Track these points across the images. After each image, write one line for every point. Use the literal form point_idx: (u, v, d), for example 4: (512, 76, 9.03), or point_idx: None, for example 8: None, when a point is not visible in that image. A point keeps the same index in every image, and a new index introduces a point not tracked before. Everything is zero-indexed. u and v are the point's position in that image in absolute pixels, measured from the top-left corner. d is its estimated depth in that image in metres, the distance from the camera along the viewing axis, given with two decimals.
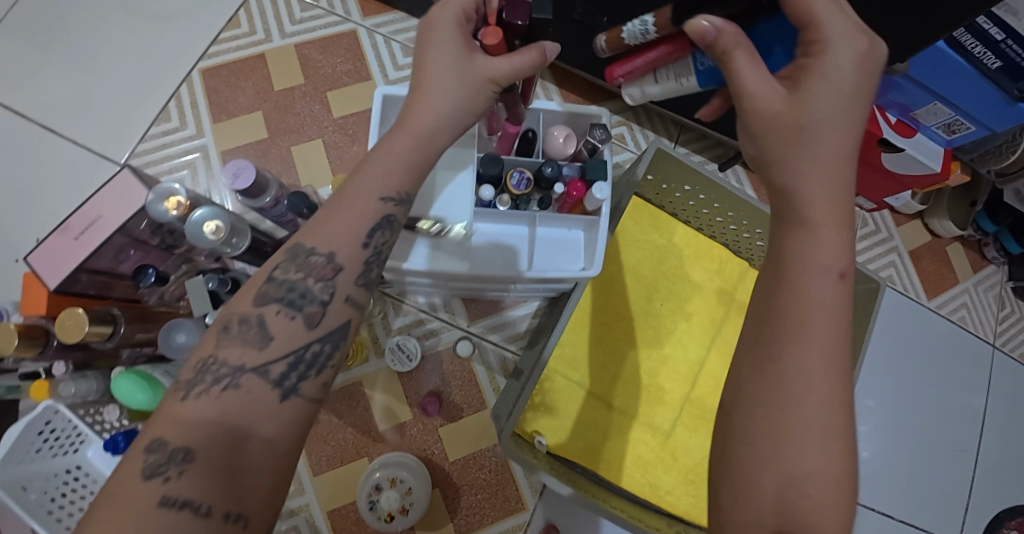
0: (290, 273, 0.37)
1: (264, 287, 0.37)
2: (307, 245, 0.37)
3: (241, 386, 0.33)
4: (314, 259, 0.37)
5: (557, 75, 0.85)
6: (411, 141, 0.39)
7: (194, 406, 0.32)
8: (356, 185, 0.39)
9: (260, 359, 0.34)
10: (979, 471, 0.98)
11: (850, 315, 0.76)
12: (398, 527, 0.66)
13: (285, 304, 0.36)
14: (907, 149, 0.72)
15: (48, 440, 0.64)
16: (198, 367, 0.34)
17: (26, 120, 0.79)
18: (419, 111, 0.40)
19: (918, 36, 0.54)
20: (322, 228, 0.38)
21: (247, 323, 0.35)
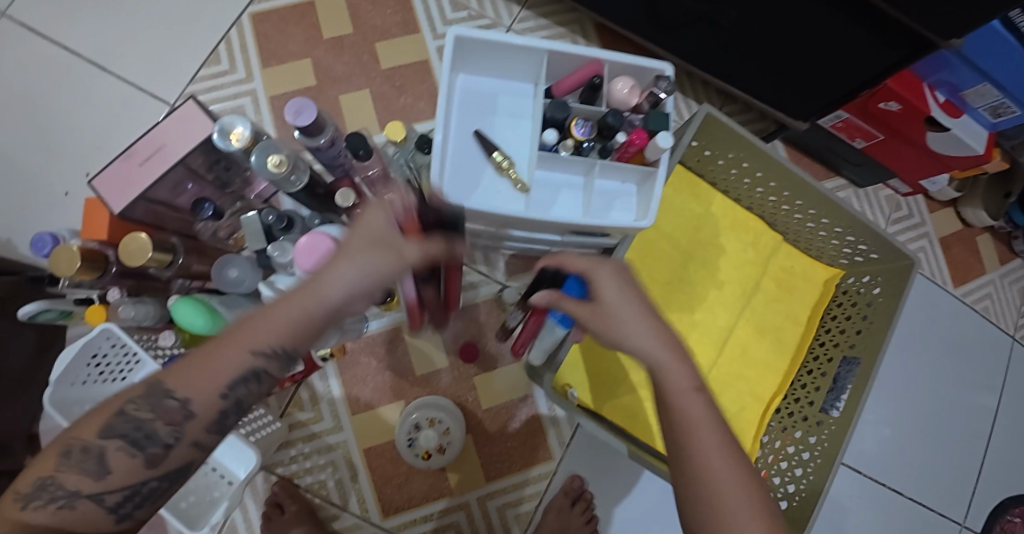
0: (141, 411, 0.35)
1: (108, 421, 0.34)
2: (157, 385, 0.35)
3: (76, 508, 0.33)
4: (166, 404, 0.35)
5: (604, 39, 0.86)
6: (300, 316, 0.37)
7: (30, 514, 0.32)
8: (216, 348, 0.36)
9: (97, 487, 0.34)
10: (989, 458, 1.00)
11: (880, 291, 0.76)
12: (434, 465, 0.71)
13: (127, 439, 0.34)
14: (952, 128, 0.71)
15: (97, 370, 0.67)
16: (35, 482, 0.33)
17: (77, 57, 0.81)
18: (319, 288, 0.37)
19: (970, 17, 0.52)
20: (180, 376, 0.35)
21: (87, 451, 0.34)
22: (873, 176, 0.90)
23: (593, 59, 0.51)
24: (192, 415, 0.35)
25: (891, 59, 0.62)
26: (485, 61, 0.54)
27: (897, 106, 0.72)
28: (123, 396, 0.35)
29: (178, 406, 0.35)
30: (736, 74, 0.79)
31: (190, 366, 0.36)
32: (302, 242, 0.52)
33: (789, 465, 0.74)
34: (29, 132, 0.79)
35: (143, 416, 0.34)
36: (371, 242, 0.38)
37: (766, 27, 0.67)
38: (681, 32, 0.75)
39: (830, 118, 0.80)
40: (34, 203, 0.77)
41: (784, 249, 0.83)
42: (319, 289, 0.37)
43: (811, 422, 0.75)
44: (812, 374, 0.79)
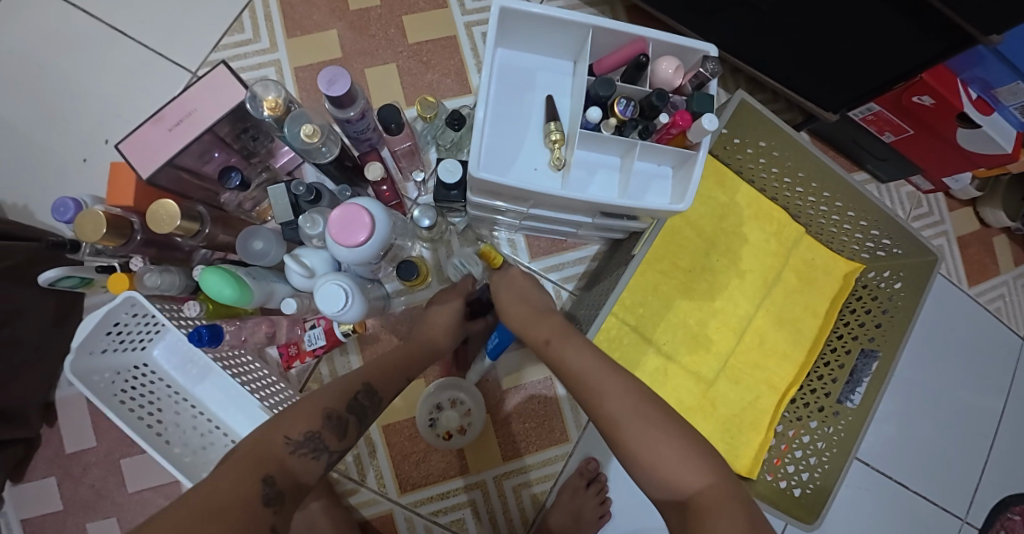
0: (368, 397, 0.50)
1: (350, 401, 0.48)
2: (370, 385, 0.51)
3: (315, 458, 0.44)
4: (377, 397, 0.51)
5: (634, 22, 0.85)
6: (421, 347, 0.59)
7: (301, 461, 0.43)
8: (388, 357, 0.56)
9: (339, 444, 0.46)
10: (994, 457, 1.01)
11: (902, 285, 0.76)
12: (454, 445, 0.72)
13: (358, 419, 0.48)
14: (983, 126, 0.70)
15: (116, 339, 0.66)
16: (307, 433, 0.44)
17: (97, 21, 0.79)
18: (433, 331, 0.61)
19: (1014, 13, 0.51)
20: (376, 379, 0.52)
21: (340, 418, 0.47)
22: (898, 170, 0.89)
23: (637, 37, 0.51)
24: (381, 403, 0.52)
25: (930, 52, 0.62)
26: (527, 34, 0.53)
27: (930, 101, 0.71)
28: (352, 386, 0.50)
29: (377, 399, 0.51)
30: (769, 61, 0.78)
31: (372, 371, 0.53)
32: (337, 214, 0.53)
33: (803, 454, 0.75)
34: (47, 96, 0.77)
35: (367, 402, 0.50)
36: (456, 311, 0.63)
37: (804, 15, 0.66)
38: (715, 16, 0.74)
39: (861, 111, 0.79)
40: (51, 168, 0.76)
41: (806, 241, 0.83)
42: (434, 331, 0.61)
43: (827, 413, 0.76)
44: (829, 366, 0.80)
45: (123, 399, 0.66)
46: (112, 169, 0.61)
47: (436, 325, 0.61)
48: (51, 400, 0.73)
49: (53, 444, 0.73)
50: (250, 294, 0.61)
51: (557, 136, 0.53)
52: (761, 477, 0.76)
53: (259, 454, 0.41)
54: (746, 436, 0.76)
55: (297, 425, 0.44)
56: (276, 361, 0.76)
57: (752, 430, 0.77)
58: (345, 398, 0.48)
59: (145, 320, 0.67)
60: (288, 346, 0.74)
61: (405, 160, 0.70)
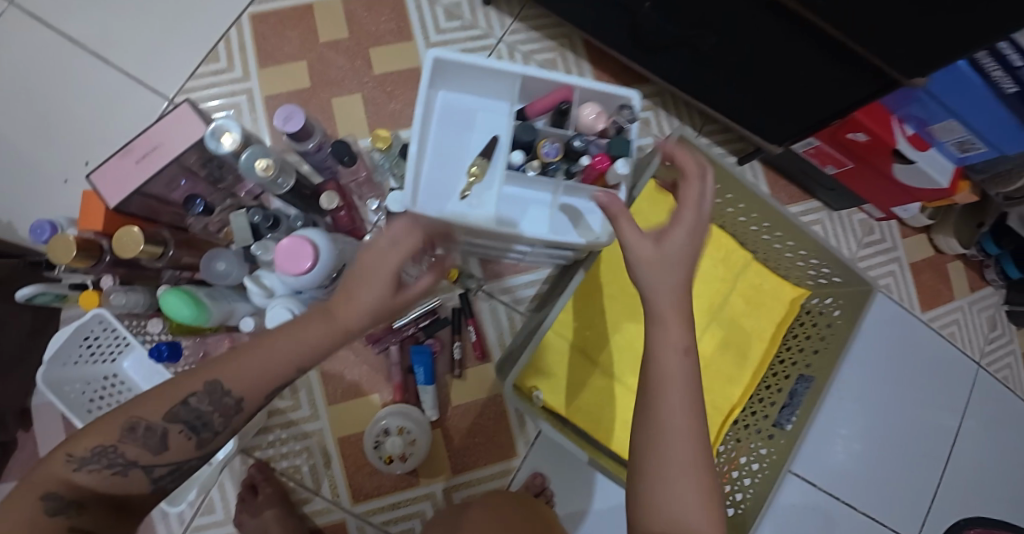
0: (201, 404, 0.42)
1: (174, 408, 0.42)
2: (217, 384, 0.42)
3: (126, 474, 0.42)
4: (223, 401, 0.42)
5: (592, 56, 0.88)
6: (331, 328, 0.43)
7: (80, 476, 0.40)
8: (270, 349, 0.43)
9: (151, 460, 0.42)
10: (946, 479, 1.03)
11: (841, 312, 0.80)
12: (395, 470, 0.73)
13: (189, 427, 0.43)
14: (917, 162, 0.75)
15: (89, 351, 0.70)
16: (96, 449, 0.41)
17: (82, 49, 0.84)
18: (347, 307, 0.43)
19: (935, 57, 0.54)
20: (229, 373, 0.42)
21: (152, 430, 0.42)
22: (845, 200, 0.93)
23: (563, 85, 0.55)
24: (242, 410, 0.44)
25: (860, 93, 0.65)
26: (464, 79, 0.57)
27: (864, 137, 0.74)
28: (191, 386, 0.42)
29: (224, 398, 0.42)
30: (716, 97, 0.81)
31: (243, 362, 0.43)
32: (285, 242, 0.56)
33: (740, 476, 0.78)
34: (31, 120, 0.82)
35: (202, 408, 0.42)
36: (387, 280, 0.42)
37: (743, 56, 0.70)
38: (663, 54, 0.77)
39: (803, 144, 0.83)
40: (33, 188, 0.80)
41: (753, 267, 0.86)
42: (347, 308, 0.43)
43: (764, 435, 0.79)
44: (769, 389, 0.83)
45: (92, 408, 0.72)
46: (85, 196, 0.66)
47: (354, 300, 0.43)
48: (27, 406, 0.77)
49: (28, 448, 0.78)
50: (209, 314, 0.65)
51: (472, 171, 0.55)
52: None
53: (40, 476, 0.40)
54: None
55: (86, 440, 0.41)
56: None
57: None
58: (164, 408, 0.42)
59: (116, 334, 0.71)
60: None
61: (365, 187, 0.76)
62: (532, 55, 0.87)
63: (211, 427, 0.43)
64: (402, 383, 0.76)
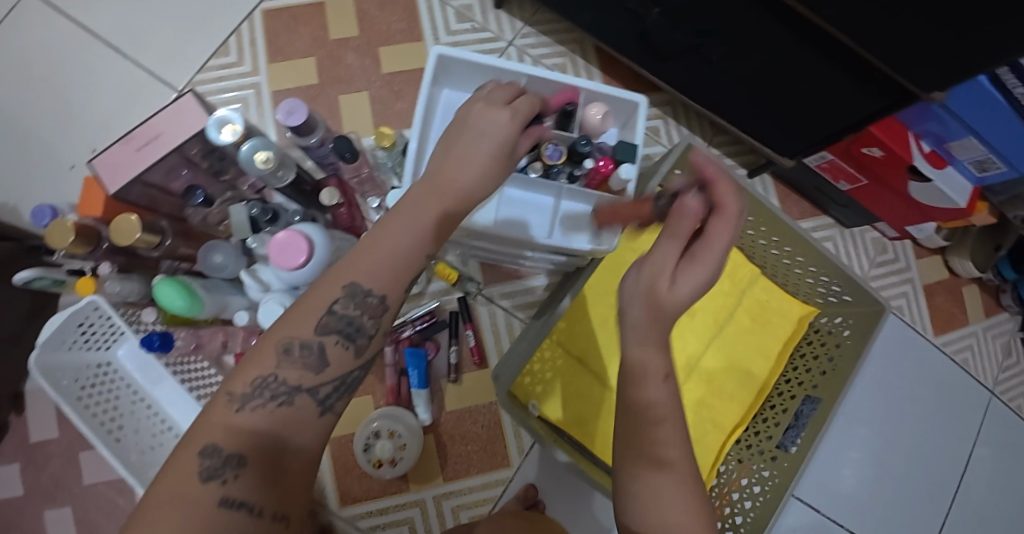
0: (350, 309, 0.38)
1: (324, 317, 0.38)
2: (356, 285, 0.38)
3: (294, 403, 0.37)
4: (370, 301, 0.38)
5: (603, 62, 0.88)
6: (444, 194, 0.40)
7: (248, 417, 0.35)
8: (387, 225, 0.39)
9: (315, 380, 0.37)
10: (955, 511, 0.99)
11: (850, 333, 0.78)
12: (385, 475, 0.71)
13: (342, 336, 0.38)
14: (934, 179, 0.72)
15: (84, 338, 0.70)
16: (256, 382, 0.36)
17: (96, 38, 0.84)
18: (454, 170, 0.41)
19: (955, 69, 0.51)
20: (360, 270, 0.38)
21: (308, 347, 0.37)
22: (858, 218, 0.91)
23: (568, 87, 0.54)
24: (387, 309, 0.40)
25: (873, 106, 0.63)
26: (470, 78, 0.56)
27: (880, 153, 0.73)
28: (329, 293, 0.38)
29: (373, 298, 0.38)
30: (726, 108, 0.80)
31: (360, 264, 0.38)
32: (280, 235, 0.55)
33: (740, 497, 0.76)
34: (43, 105, 0.83)
35: (351, 312, 0.38)
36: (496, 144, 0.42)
37: (753, 65, 0.68)
38: (673, 63, 0.76)
39: (816, 159, 0.81)
40: (39, 173, 0.80)
41: (762, 282, 0.84)
42: (461, 173, 0.41)
43: (767, 457, 0.77)
44: (774, 409, 0.80)
45: (83, 398, 0.69)
46: (85, 183, 0.66)
47: (462, 163, 0.42)
48: (20, 391, 0.77)
49: (19, 433, 0.77)
50: (203, 306, 0.64)
51: None
52: None
53: (196, 430, 0.35)
54: None
55: (242, 376, 0.36)
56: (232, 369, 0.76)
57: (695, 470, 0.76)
58: (314, 320, 0.37)
59: (111, 321, 0.71)
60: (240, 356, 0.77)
61: (366, 185, 0.74)
62: (543, 60, 0.87)
63: (363, 332, 0.39)
64: (395, 386, 0.74)
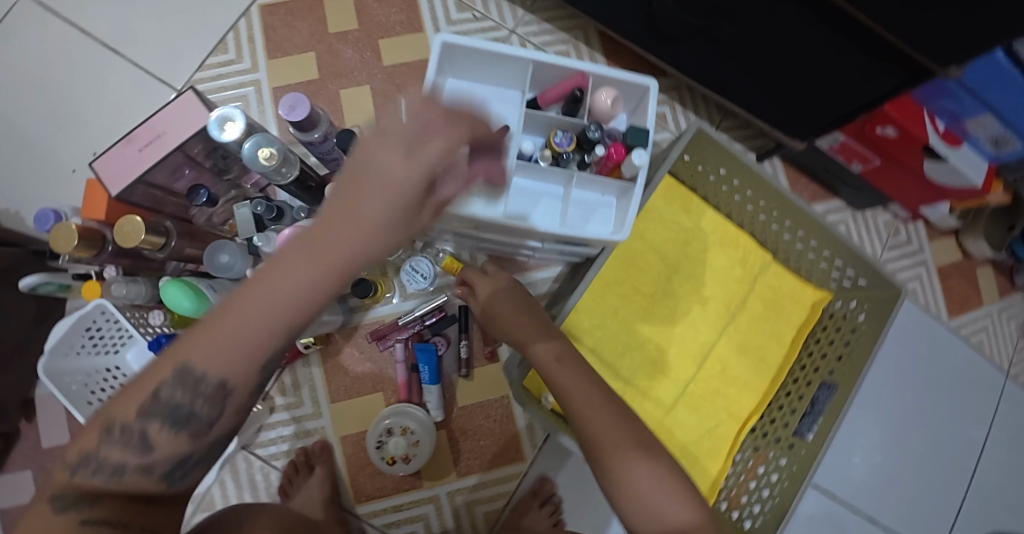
0: (176, 395, 0.32)
1: (150, 399, 0.32)
2: (187, 369, 0.31)
3: (123, 479, 0.32)
4: (201, 388, 0.31)
5: (607, 48, 0.86)
6: (316, 263, 0.29)
7: (80, 483, 0.32)
8: (237, 306, 0.30)
9: (143, 459, 0.33)
10: (972, 494, 0.98)
11: (865, 318, 0.76)
12: (398, 471, 0.71)
13: (171, 419, 0.32)
14: (950, 159, 0.71)
15: (92, 341, 0.70)
16: (82, 454, 0.32)
17: (92, 39, 0.83)
18: (327, 239, 0.28)
19: (972, 42, 0.49)
20: (196, 349, 0.31)
21: (130, 431, 0.32)
22: (870, 200, 0.90)
23: (576, 72, 0.53)
24: (232, 394, 0.32)
25: (889, 83, 0.61)
26: (476, 65, 0.55)
27: (894, 132, 0.71)
28: (158, 375, 0.31)
29: (206, 388, 0.31)
30: (735, 90, 0.78)
31: (198, 340, 0.31)
32: (286, 233, 0.55)
33: (758, 486, 0.75)
34: (41, 109, 0.82)
35: (182, 400, 0.32)
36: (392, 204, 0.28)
37: (763, 44, 0.66)
38: (681, 47, 0.75)
39: (828, 141, 0.80)
40: (41, 177, 0.80)
41: (774, 269, 0.82)
42: (339, 242, 0.28)
43: (784, 444, 0.76)
44: (790, 396, 0.79)
45: (94, 400, 0.69)
46: (88, 185, 0.65)
47: (342, 228, 0.28)
48: (30, 397, 0.77)
49: (31, 439, 0.77)
50: (211, 307, 0.64)
51: None
52: (717, 507, 0.75)
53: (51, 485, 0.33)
54: (703, 464, 0.76)
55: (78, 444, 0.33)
56: None
57: (710, 458, 0.76)
58: (138, 401, 0.32)
59: (117, 324, 0.70)
60: None
61: None
62: (546, 48, 0.85)
63: (201, 418, 0.33)
64: (407, 382, 0.73)
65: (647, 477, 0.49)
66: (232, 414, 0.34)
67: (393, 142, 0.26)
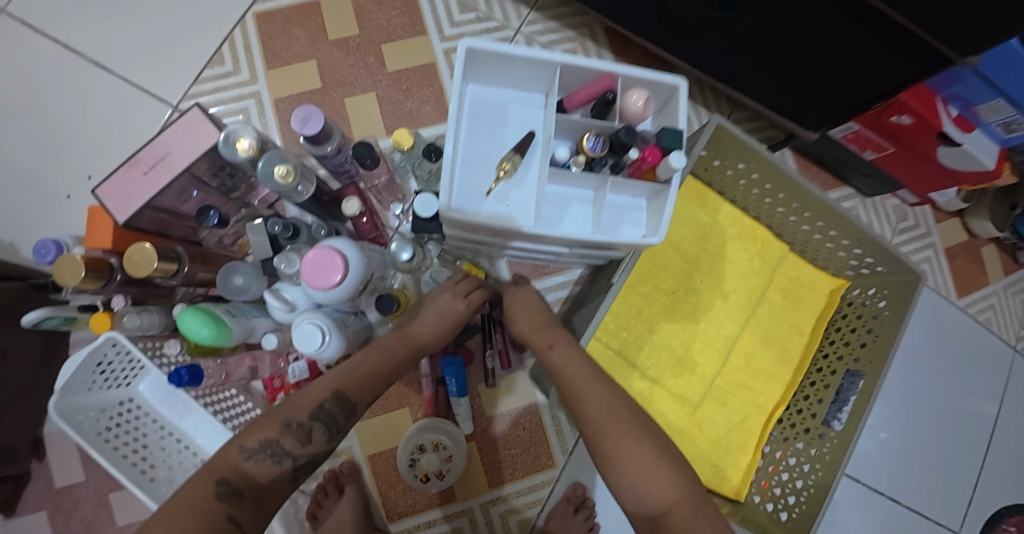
0: (333, 409, 0.48)
1: (315, 409, 0.48)
2: (343, 392, 0.49)
3: (281, 463, 0.45)
4: (348, 404, 0.49)
5: (614, 44, 0.85)
6: (407, 344, 0.55)
7: (253, 465, 0.44)
8: (369, 364, 0.52)
9: (304, 451, 0.47)
10: (987, 469, 1.00)
11: (886, 304, 0.76)
12: (432, 488, 0.70)
13: (325, 425, 0.48)
14: (963, 144, 0.71)
15: (103, 376, 0.67)
16: (262, 441, 0.45)
17: (78, 57, 0.79)
18: (423, 331, 0.56)
19: (994, 32, 0.49)
20: (346, 383, 0.50)
21: (302, 427, 0.47)
22: (880, 186, 0.91)
23: (605, 73, 0.52)
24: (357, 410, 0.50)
25: (905, 72, 0.61)
26: (498, 71, 0.53)
27: (909, 120, 0.71)
28: (323, 393, 0.48)
29: (350, 406, 0.49)
30: (747, 81, 0.77)
31: (342, 377, 0.50)
32: (313, 254, 0.52)
33: (790, 477, 0.75)
34: (29, 133, 0.78)
35: (333, 411, 0.48)
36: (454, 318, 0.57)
37: (777, 35, 0.65)
38: (692, 41, 0.74)
39: (842, 130, 0.80)
40: (34, 204, 0.76)
41: (791, 259, 0.83)
42: (427, 334, 0.56)
43: (813, 435, 0.76)
44: (815, 385, 0.80)
45: (109, 437, 0.66)
46: (91, 212, 0.62)
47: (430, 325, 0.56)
48: (40, 436, 0.74)
49: (44, 479, 0.74)
50: (231, 333, 0.61)
51: (507, 165, 0.51)
52: (749, 500, 0.76)
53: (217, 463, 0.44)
54: (734, 458, 0.76)
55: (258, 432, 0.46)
56: (261, 393, 0.77)
57: (739, 451, 0.77)
58: (308, 408, 0.47)
59: (129, 357, 0.67)
60: (272, 379, 0.75)
61: (384, 193, 0.73)
62: (552, 46, 0.84)
63: (338, 427, 0.49)
64: (433, 396, 0.72)
65: (697, 484, 0.48)
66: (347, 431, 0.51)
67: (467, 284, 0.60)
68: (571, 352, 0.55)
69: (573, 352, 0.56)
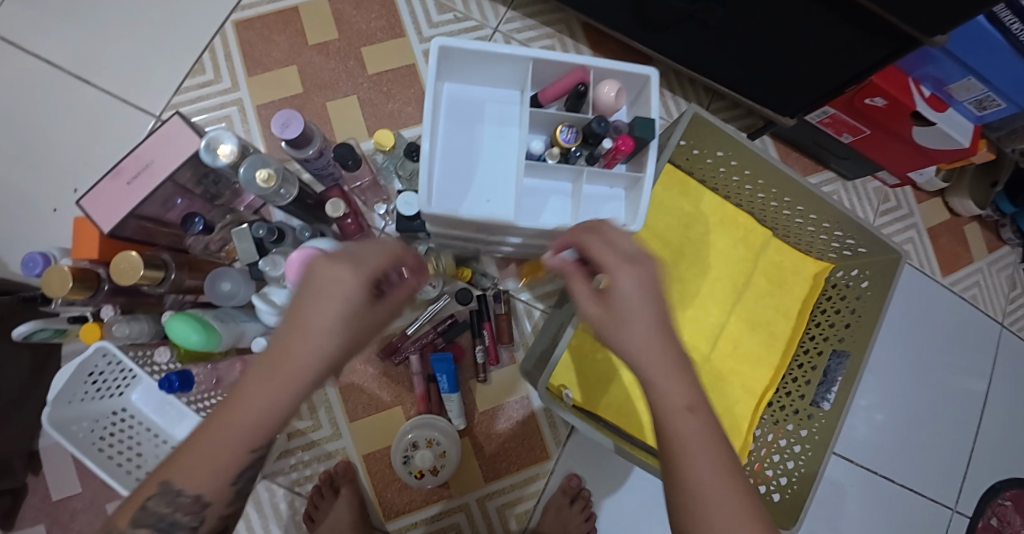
0: (161, 507, 0.36)
1: (138, 512, 0.37)
2: (168, 485, 0.35)
3: None
4: (180, 500, 0.36)
5: (591, 39, 0.86)
6: (277, 384, 0.35)
7: None
8: (209, 436, 0.35)
9: None
10: (980, 444, 1.01)
11: (869, 284, 0.76)
12: (427, 484, 0.71)
13: (156, 528, 0.37)
14: (938, 123, 0.72)
15: (95, 387, 0.67)
16: None
17: (58, 71, 0.80)
18: (259, 384, 0.35)
19: (957, 11, 0.50)
20: (181, 469, 0.35)
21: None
22: (860, 169, 0.92)
23: (577, 66, 0.53)
24: (208, 506, 0.37)
25: (875, 55, 0.62)
26: (470, 68, 0.54)
27: (883, 102, 0.73)
28: (145, 490, 0.36)
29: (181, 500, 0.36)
30: (723, 71, 0.78)
31: (179, 463, 0.36)
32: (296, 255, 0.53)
33: (781, 458, 0.76)
34: (12, 149, 0.78)
35: (164, 511, 0.36)
36: (341, 300, 0.35)
37: (750, 23, 0.66)
38: (668, 33, 0.75)
39: (818, 114, 0.82)
40: (18, 219, 0.76)
41: (774, 244, 0.84)
42: (310, 355, 0.35)
43: (802, 416, 0.77)
44: (802, 368, 0.81)
45: (103, 446, 0.67)
46: (76, 222, 0.62)
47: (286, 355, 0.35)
48: (34, 449, 0.74)
49: (40, 492, 0.74)
50: (219, 338, 0.62)
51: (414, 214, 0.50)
52: None
53: None
54: None
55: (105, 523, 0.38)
56: None
57: (731, 436, 0.78)
58: (129, 513, 0.37)
59: (121, 366, 0.68)
60: None
61: (369, 193, 0.74)
62: (530, 43, 0.85)
63: (180, 526, 0.37)
64: (425, 393, 0.72)
65: None
66: (208, 523, 0.38)
67: (328, 278, 0.36)
68: (706, 422, 0.37)
69: (702, 425, 0.37)
